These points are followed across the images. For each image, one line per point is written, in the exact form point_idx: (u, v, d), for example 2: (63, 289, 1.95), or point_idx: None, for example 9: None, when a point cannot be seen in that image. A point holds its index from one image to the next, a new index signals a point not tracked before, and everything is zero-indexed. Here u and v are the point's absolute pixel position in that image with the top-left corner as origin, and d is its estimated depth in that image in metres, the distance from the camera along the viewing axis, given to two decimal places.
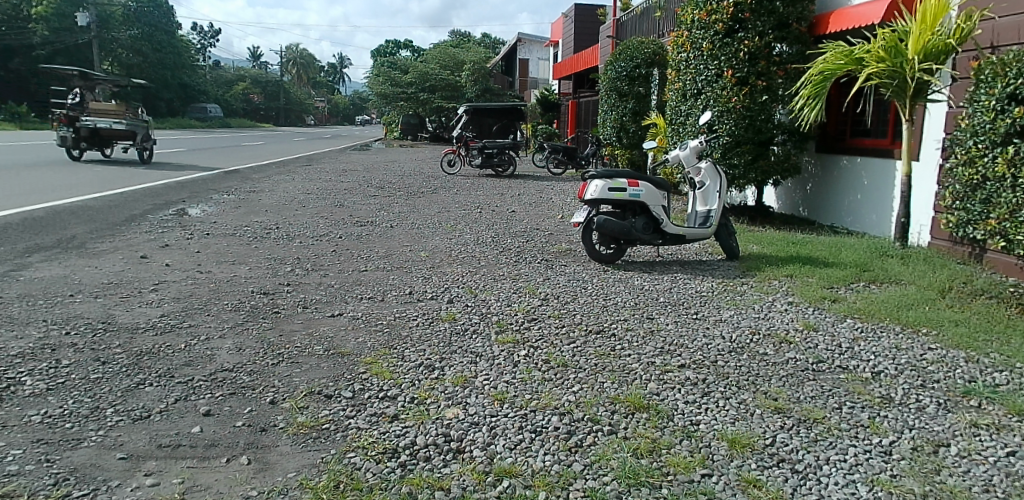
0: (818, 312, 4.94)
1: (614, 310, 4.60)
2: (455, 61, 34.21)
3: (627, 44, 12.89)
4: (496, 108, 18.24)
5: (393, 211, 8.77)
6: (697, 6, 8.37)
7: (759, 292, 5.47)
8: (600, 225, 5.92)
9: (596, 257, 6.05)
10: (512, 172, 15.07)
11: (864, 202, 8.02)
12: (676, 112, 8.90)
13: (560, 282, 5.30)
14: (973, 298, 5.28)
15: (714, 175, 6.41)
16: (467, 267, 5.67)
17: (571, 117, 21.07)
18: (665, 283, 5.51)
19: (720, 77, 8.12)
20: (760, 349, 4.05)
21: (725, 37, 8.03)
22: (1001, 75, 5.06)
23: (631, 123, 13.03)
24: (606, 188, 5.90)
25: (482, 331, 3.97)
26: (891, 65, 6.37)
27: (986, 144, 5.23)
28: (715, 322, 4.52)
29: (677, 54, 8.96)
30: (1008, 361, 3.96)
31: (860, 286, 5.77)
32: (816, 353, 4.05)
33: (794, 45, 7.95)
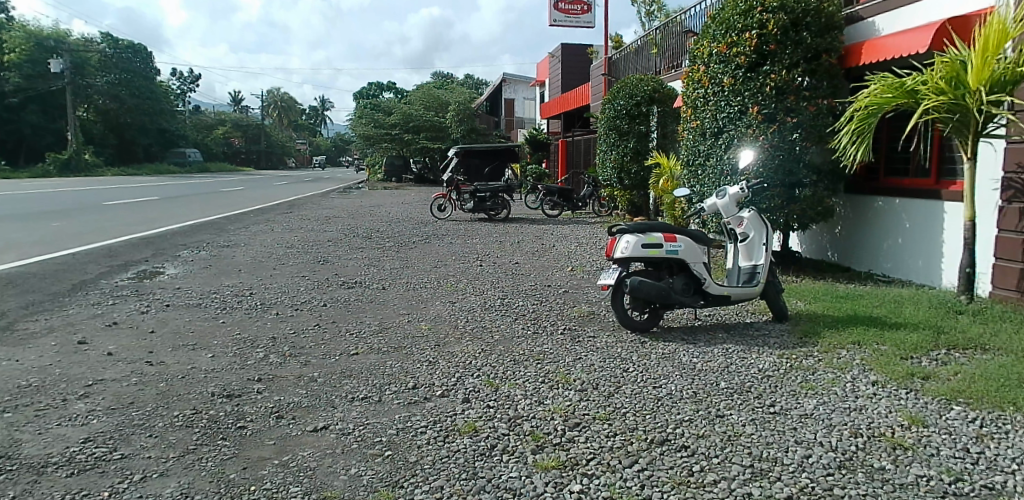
0: (913, 397, 3.88)
1: (672, 405, 3.68)
2: (439, 102, 33.80)
3: (625, 81, 12.10)
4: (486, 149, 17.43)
5: (383, 267, 7.84)
6: (715, 39, 7.51)
7: (829, 368, 4.37)
8: (634, 287, 4.93)
9: (628, 325, 5.05)
10: (506, 216, 14.19)
11: (908, 248, 6.76)
12: (693, 153, 7.95)
13: (594, 363, 4.34)
14: None
15: (758, 225, 5.45)
16: (478, 345, 4.70)
17: (561, 157, 20.34)
18: (716, 359, 4.50)
19: (744, 115, 7.17)
20: (873, 463, 3.10)
21: (749, 71, 7.14)
22: None
23: (632, 164, 12.15)
24: (640, 244, 4.96)
25: (516, 451, 3.08)
26: (953, 98, 5.24)
27: None
28: (800, 420, 3.56)
29: (693, 91, 7.99)
30: None
31: (944, 355, 4.53)
32: (946, 466, 3.08)
33: (825, 79, 6.98)
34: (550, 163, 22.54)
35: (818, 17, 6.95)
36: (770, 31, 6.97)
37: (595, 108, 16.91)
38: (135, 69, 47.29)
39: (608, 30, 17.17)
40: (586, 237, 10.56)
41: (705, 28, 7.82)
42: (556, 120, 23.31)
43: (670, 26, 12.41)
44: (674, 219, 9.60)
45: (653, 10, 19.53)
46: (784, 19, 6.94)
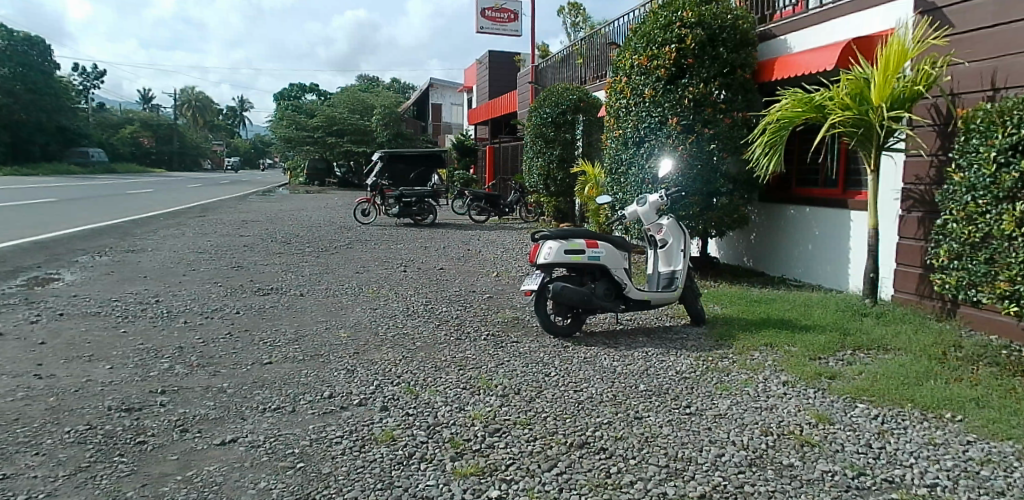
0: (820, 395, 4.07)
1: (592, 408, 3.71)
2: (364, 106, 33.22)
3: (551, 89, 12.23)
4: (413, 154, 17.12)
5: (301, 273, 7.59)
6: (636, 51, 7.67)
7: (743, 369, 4.52)
8: (557, 293, 4.95)
9: (551, 330, 5.06)
10: (432, 221, 14.06)
11: (817, 254, 7.11)
12: (616, 161, 8.01)
13: (516, 368, 4.32)
14: (974, 365, 4.47)
15: (677, 231, 5.49)
16: (399, 352, 4.60)
17: (488, 163, 20.38)
18: (636, 362, 4.57)
19: (664, 125, 7.35)
20: (782, 460, 3.22)
21: (668, 84, 7.33)
22: (999, 124, 4.36)
23: (557, 171, 12.30)
24: (563, 250, 4.99)
25: (435, 458, 3.02)
26: (857, 114, 5.52)
27: (987, 200, 4.42)
28: (715, 420, 3.65)
29: (615, 101, 8.10)
30: None
31: (849, 356, 4.77)
32: (849, 461, 3.23)
33: (739, 93, 7.26)
34: (477, 168, 22.53)
35: (733, 33, 7.23)
36: (688, 45, 7.18)
37: (522, 116, 17.04)
38: (33, 62, 44.13)
39: (535, 39, 17.37)
40: (512, 243, 10.59)
41: (627, 40, 7.99)
42: (484, 126, 23.35)
43: (594, 38, 12.66)
44: (598, 225, 9.75)
45: (579, 21, 19.91)
46: (701, 34, 7.16)
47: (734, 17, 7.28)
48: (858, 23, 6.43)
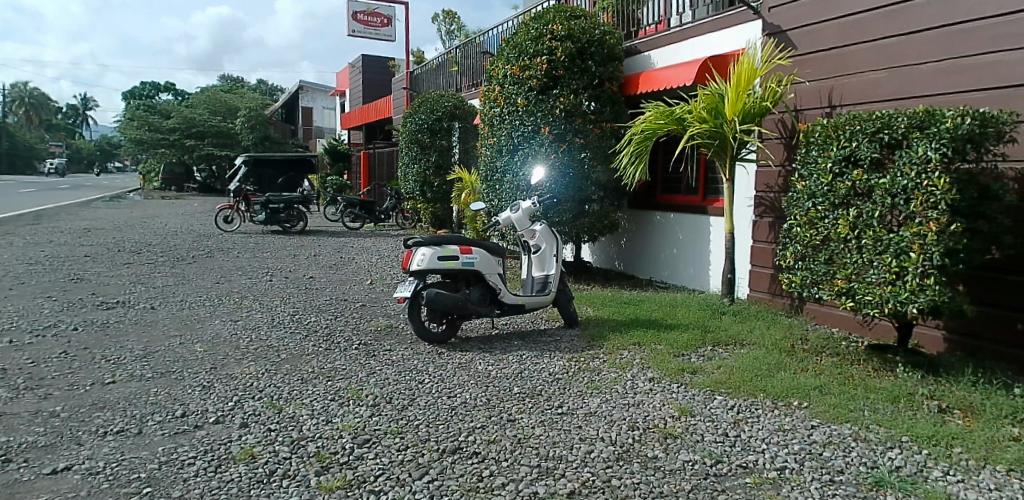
0: (683, 390, 4.25)
1: (466, 413, 3.65)
2: (227, 109, 31.45)
3: (426, 96, 12.13)
4: (280, 159, 15.80)
5: (153, 284, 6.95)
6: (509, 61, 7.76)
7: (612, 368, 4.65)
8: (430, 299, 4.84)
9: (426, 338, 4.96)
10: (303, 229, 13.36)
11: (681, 257, 7.53)
12: (491, 168, 8.06)
13: (390, 377, 4.17)
14: (817, 356, 4.88)
15: (549, 237, 5.58)
16: (261, 365, 4.31)
17: (363, 169, 19.89)
18: (510, 366, 4.57)
19: (537, 134, 7.48)
20: (647, 452, 3.33)
21: (540, 94, 7.48)
22: (834, 138, 4.84)
23: (433, 178, 12.21)
24: (436, 256, 4.88)
25: (299, 474, 2.84)
26: (713, 126, 5.87)
27: (825, 206, 4.85)
28: (586, 418, 3.72)
29: (489, 109, 8.16)
30: (892, 435, 3.63)
31: (709, 351, 5.05)
32: (708, 449, 3.41)
33: (608, 105, 7.54)
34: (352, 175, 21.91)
35: (601, 48, 7.50)
36: (559, 58, 7.37)
37: (398, 122, 16.79)
38: None
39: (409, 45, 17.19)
40: (387, 250, 10.33)
41: (500, 50, 8.07)
42: (358, 132, 22.76)
43: (469, 46, 12.72)
44: (475, 232, 9.74)
45: (453, 29, 19.97)
46: (571, 47, 7.38)
47: (601, 32, 7.57)
48: (713, 43, 6.90)
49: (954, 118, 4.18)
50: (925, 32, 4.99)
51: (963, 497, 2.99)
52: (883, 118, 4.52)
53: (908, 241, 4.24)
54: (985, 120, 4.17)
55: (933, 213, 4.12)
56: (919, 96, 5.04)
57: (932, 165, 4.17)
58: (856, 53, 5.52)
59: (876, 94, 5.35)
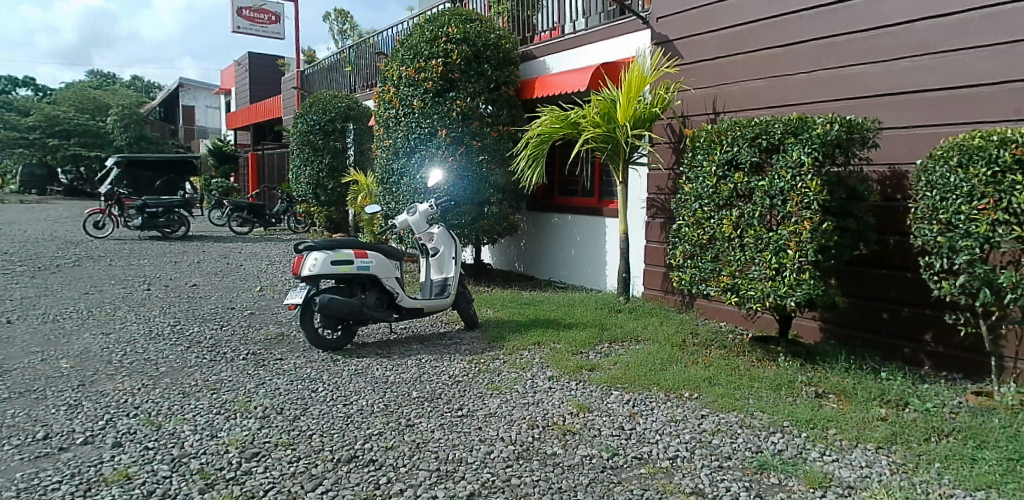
0: (581, 387, 4.34)
1: (362, 421, 3.55)
2: (96, 106, 29.53)
3: (318, 96, 11.77)
4: (157, 160, 14.72)
5: (7, 297, 6.28)
6: (403, 63, 7.67)
7: (512, 368, 4.67)
8: (324, 305, 4.67)
9: (319, 345, 4.79)
10: (184, 233, 12.73)
11: (579, 258, 7.70)
12: (386, 171, 7.92)
13: (281, 387, 3.98)
14: (706, 349, 5.13)
15: (447, 239, 5.52)
16: (137, 381, 3.99)
17: (252, 172, 19.01)
18: (409, 371, 4.48)
19: (433, 137, 7.42)
20: (547, 450, 3.36)
21: (437, 96, 7.43)
22: (717, 143, 5.10)
23: (327, 180, 11.85)
24: (329, 261, 4.72)
25: (180, 494, 2.65)
26: (606, 131, 6.03)
27: (710, 207, 5.10)
28: (485, 419, 3.71)
29: (384, 111, 8.01)
30: (775, 420, 3.87)
31: (606, 348, 5.19)
32: (605, 443, 3.49)
33: (504, 108, 7.59)
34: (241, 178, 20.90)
35: (496, 52, 7.56)
36: (454, 60, 7.35)
37: (288, 122, 16.20)
38: None
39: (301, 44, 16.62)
40: (279, 255, 9.91)
41: (394, 51, 7.95)
42: (245, 132, 21.75)
43: (362, 46, 12.49)
44: (371, 236, 9.53)
45: (346, 28, 19.58)
46: (466, 50, 7.38)
47: (497, 36, 7.62)
48: (605, 50, 7.12)
49: (823, 125, 4.52)
50: (798, 45, 5.38)
51: (836, 474, 3.22)
52: (761, 125, 4.81)
53: (786, 239, 4.55)
54: (851, 126, 4.52)
55: (807, 213, 4.45)
56: (794, 104, 5.42)
57: (806, 168, 4.50)
58: (736, 63, 5.86)
59: (755, 102, 5.71)
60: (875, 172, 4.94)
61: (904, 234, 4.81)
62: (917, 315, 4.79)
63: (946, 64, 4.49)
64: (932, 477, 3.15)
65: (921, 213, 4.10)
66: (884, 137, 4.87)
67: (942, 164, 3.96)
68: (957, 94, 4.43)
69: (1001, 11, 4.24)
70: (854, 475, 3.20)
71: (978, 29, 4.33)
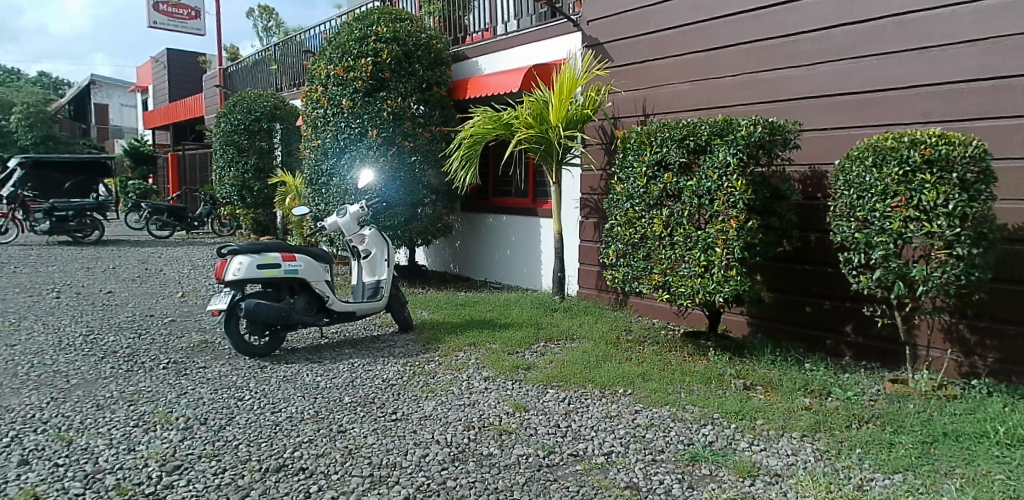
0: (517, 387, 4.35)
1: (291, 428, 3.45)
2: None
3: (242, 95, 11.41)
4: (68, 161, 13.87)
5: None
6: (331, 61, 7.51)
7: (448, 370, 4.64)
8: (250, 311, 4.52)
9: (246, 352, 4.63)
10: (97, 238, 12.09)
11: (514, 258, 7.73)
12: (315, 172, 7.74)
13: (205, 396, 3.83)
14: (639, 346, 5.23)
15: (379, 241, 5.44)
16: (45, 394, 3.75)
17: (172, 173, 18.24)
18: (340, 376, 4.39)
19: (363, 137, 7.30)
20: (482, 450, 3.35)
21: (366, 96, 7.31)
22: (647, 144, 5.21)
23: (253, 182, 11.48)
24: (255, 265, 4.57)
25: None
26: (538, 132, 6.07)
27: (641, 207, 5.21)
28: (420, 422, 3.67)
29: (311, 110, 7.82)
30: (706, 412, 3.98)
31: (542, 347, 5.22)
32: (542, 442, 3.51)
33: (436, 108, 7.55)
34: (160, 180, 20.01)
35: (427, 52, 7.51)
36: (384, 60, 7.26)
37: (210, 122, 15.64)
38: None
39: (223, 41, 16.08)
40: (202, 260, 9.52)
41: (321, 50, 7.78)
42: (163, 132, 20.83)
43: (288, 44, 12.19)
44: (301, 239, 9.29)
45: (271, 26, 19.10)
46: (396, 50, 7.31)
47: (427, 36, 7.58)
48: (537, 52, 7.18)
49: (747, 127, 4.69)
50: (724, 49, 5.56)
51: (764, 463, 3.34)
52: (688, 126, 4.94)
53: (713, 237, 4.70)
54: (773, 128, 4.71)
55: (733, 211, 4.61)
56: (721, 106, 5.60)
57: (731, 169, 4.65)
58: (665, 66, 6.01)
59: (683, 104, 5.87)
60: (797, 172, 5.16)
61: (825, 231, 5.04)
62: (837, 308, 5.02)
63: (862, 68, 4.73)
64: (853, 462, 3.30)
65: (839, 210, 4.31)
66: (805, 139, 5.09)
67: (858, 164, 4.16)
68: (872, 98, 4.67)
69: (911, 19, 4.48)
70: (781, 463, 3.33)
71: (891, 36, 4.58)
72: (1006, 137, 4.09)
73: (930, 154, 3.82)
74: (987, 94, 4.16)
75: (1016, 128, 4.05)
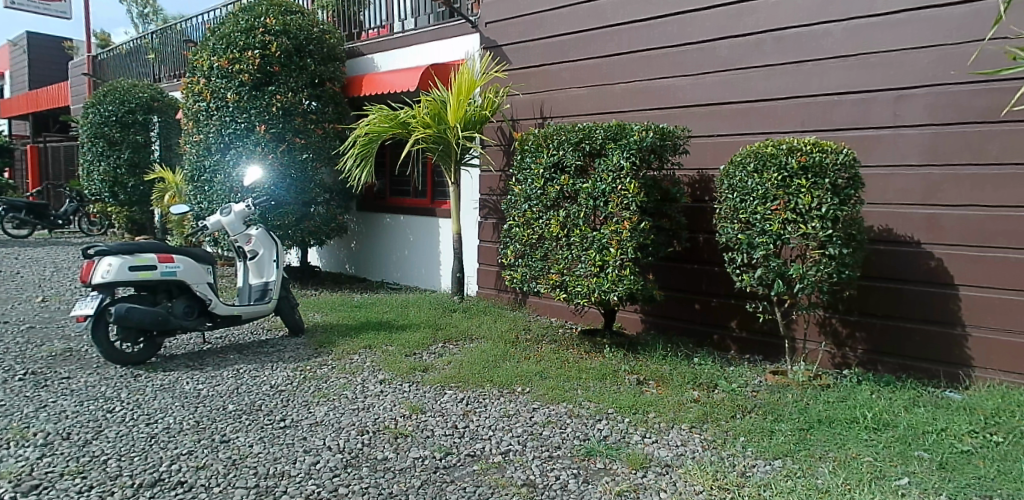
0: (414, 388, 4.30)
1: (169, 440, 3.24)
2: None
3: (113, 84, 10.65)
4: None
5: None
6: (214, 52, 7.13)
7: (342, 374, 4.52)
8: (121, 315, 4.21)
9: (118, 360, 4.32)
10: None
11: (413, 259, 7.65)
12: (197, 167, 7.34)
13: (70, 410, 3.53)
14: (538, 345, 5.31)
15: (267, 241, 5.24)
16: None
17: (33, 167, 16.72)
18: (224, 383, 4.17)
19: (251, 132, 7.00)
20: (377, 455, 3.29)
21: (254, 90, 7.00)
22: (544, 146, 5.29)
23: (127, 177, 10.73)
24: (126, 267, 4.26)
25: None
26: (436, 132, 6.03)
27: (538, 207, 5.30)
28: (311, 429, 3.55)
29: (192, 103, 7.40)
30: (601, 408, 4.09)
31: (440, 348, 5.19)
32: (438, 443, 3.48)
33: (329, 105, 7.34)
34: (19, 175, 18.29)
35: (319, 47, 7.30)
36: (273, 53, 6.99)
37: (77, 112, 14.47)
38: None
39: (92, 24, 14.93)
40: (69, 262, 8.78)
41: (203, 40, 7.37)
42: (21, 122, 19.04)
43: (167, 32, 11.51)
44: (181, 238, 8.76)
45: (147, 12, 17.98)
46: (286, 43, 7.05)
47: (320, 30, 7.37)
48: (437, 51, 7.13)
49: (640, 132, 4.87)
50: (619, 56, 5.74)
51: (656, 454, 3.47)
52: (584, 130, 5.06)
53: (608, 238, 4.84)
54: (663, 134, 4.92)
55: (626, 213, 4.77)
56: (615, 111, 5.79)
57: (624, 172, 4.81)
58: (564, 70, 6.13)
59: (581, 108, 6.02)
60: (686, 176, 5.41)
61: (711, 232, 5.31)
62: (724, 305, 5.31)
63: (746, 79, 5.01)
64: (737, 450, 3.50)
65: (724, 212, 4.55)
66: (694, 144, 5.35)
67: (741, 169, 4.41)
68: (754, 107, 4.97)
69: (789, 34, 4.79)
70: (671, 454, 3.47)
71: (771, 49, 4.88)
72: (872, 145, 4.47)
73: (806, 161, 4.10)
74: (855, 106, 4.52)
75: (879, 138, 4.43)
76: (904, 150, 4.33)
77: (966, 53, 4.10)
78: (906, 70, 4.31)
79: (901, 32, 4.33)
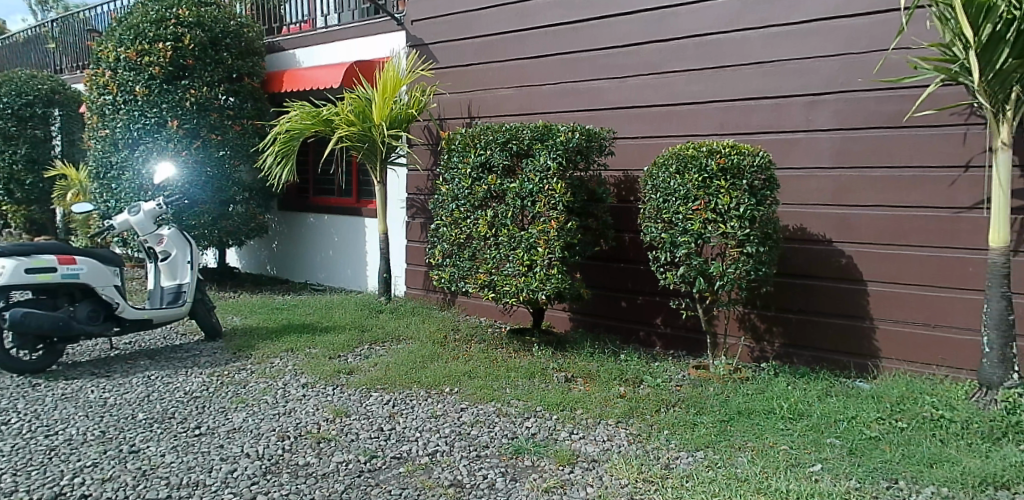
0: (338, 392, 4.22)
1: (70, 453, 3.06)
2: None
3: (8, 74, 9.95)
4: None
5: None
6: (122, 43, 6.77)
7: (262, 378, 4.38)
8: (16, 322, 3.95)
9: (14, 369, 4.06)
10: None
11: (339, 259, 7.49)
12: (102, 164, 6.95)
13: None
14: (467, 344, 5.31)
15: (180, 242, 5.02)
16: None
17: None
18: (134, 391, 3.97)
19: (162, 128, 6.70)
20: (298, 460, 3.21)
21: (165, 83, 6.71)
22: (471, 145, 5.28)
23: (24, 174, 10.05)
24: (22, 269, 3.99)
25: None
26: (361, 130, 5.93)
27: (466, 207, 5.29)
28: (229, 436, 3.43)
29: (96, 96, 7.00)
30: (529, 405, 4.13)
31: (366, 350, 5.11)
32: (362, 446, 3.43)
33: (248, 100, 7.11)
34: None
35: (237, 40, 7.05)
36: (186, 46, 6.70)
37: None
38: None
39: None
40: None
41: (109, 29, 6.99)
42: None
43: (68, 21, 10.86)
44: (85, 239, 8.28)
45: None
46: (201, 36, 6.78)
47: (238, 23, 7.12)
48: (363, 49, 7.02)
49: (566, 133, 4.93)
50: (546, 57, 5.80)
51: (582, 450, 3.53)
52: (511, 130, 5.08)
53: (536, 237, 4.89)
54: (589, 136, 5.01)
55: (553, 213, 4.82)
56: (542, 112, 5.86)
57: (551, 172, 4.85)
58: (493, 70, 6.14)
59: (509, 108, 6.05)
60: (612, 177, 5.53)
61: (636, 231, 5.45)
62: (649, 302, 5.45)
63: (668, 83, 5.16)
64: (661, 443, 3.60)
65: (648, 212, 4.67)
66: (620, 145, 5.47)
67: (664, 170, 4.54)
68: (676, 110, 5.13)
69: (708, 40, 4.97)
70: (597, 449, 3.54)
71: (692, 55, 5.04)
72: (786, 148, 4.69)
73: (725, 162, 4.24)
74: (770, 111, 4.73)
75: (793, 142, 4.65)
76: (816, 153, 4.57)
77: (869, 62, 4.34)
78: (816, 76, 4.54)
79: (811, 40, 4.56)
